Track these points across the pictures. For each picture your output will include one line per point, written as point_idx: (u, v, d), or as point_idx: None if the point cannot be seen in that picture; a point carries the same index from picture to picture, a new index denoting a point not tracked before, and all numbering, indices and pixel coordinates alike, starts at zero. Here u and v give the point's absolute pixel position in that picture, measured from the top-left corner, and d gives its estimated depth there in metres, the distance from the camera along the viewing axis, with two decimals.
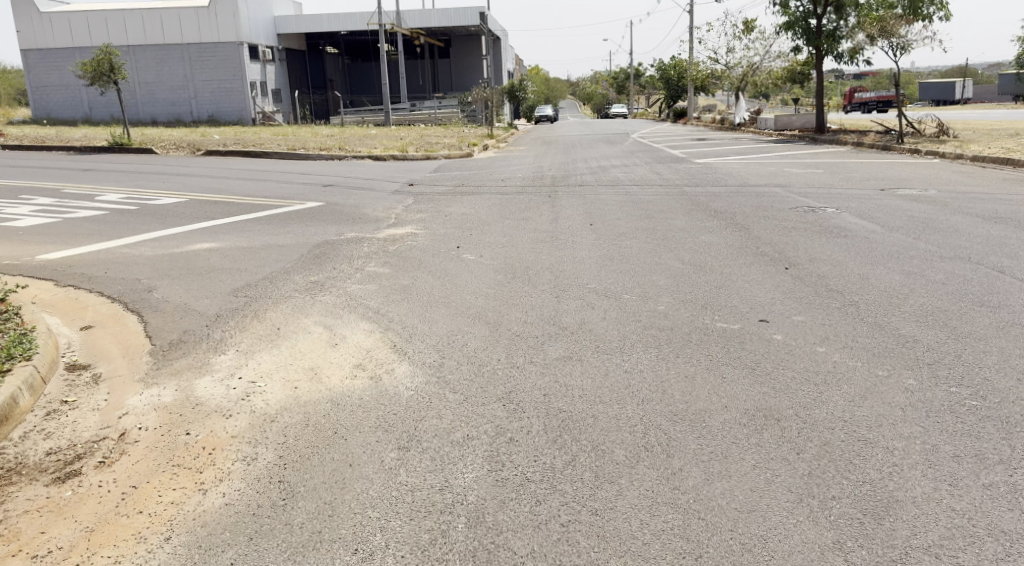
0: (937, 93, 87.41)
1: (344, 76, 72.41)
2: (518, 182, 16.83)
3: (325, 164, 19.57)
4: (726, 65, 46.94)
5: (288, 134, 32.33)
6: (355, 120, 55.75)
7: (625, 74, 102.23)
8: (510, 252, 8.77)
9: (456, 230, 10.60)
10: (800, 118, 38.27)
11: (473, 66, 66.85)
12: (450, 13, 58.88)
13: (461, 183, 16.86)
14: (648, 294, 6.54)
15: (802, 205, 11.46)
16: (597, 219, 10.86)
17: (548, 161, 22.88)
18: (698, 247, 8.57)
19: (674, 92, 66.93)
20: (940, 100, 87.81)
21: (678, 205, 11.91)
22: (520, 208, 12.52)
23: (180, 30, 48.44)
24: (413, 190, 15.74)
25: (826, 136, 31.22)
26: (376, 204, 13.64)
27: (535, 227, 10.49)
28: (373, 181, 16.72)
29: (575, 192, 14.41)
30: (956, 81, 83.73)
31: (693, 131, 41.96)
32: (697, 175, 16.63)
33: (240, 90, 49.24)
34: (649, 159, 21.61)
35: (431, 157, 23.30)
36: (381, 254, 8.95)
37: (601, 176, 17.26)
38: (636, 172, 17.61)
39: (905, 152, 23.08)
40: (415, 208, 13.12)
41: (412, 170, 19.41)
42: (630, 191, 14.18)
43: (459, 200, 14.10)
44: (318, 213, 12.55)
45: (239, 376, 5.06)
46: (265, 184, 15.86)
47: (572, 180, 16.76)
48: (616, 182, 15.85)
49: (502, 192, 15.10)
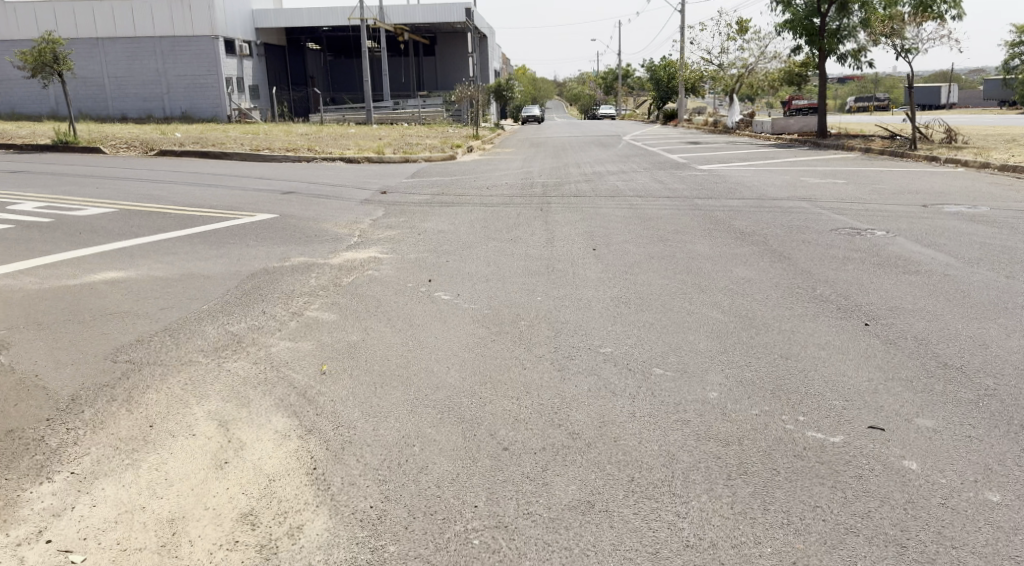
0: (925, 98, 86.83)
1: (325, 73, 70.29)
2: (505, 190, 14.96)
3: (291, 167, 17.62)
4: (720, 65, 45.24)
5: (259, 133, 30.22)
6: (335, 119, 53.68)
7: (613, 75, 100.74)
8: (496, 290, 6.88)
9: (428, 254, 8.67)
10: (798, 122, 36.64)
11: (458, 63, 64.87)
12: (435, 10, 56.83)
13: (440, 192, 14.97)
14: (687, 367, 4.65)
15: (842, 225, 9.66)
16: (602, 242, 9.01)
17: (537, 165, 21.02)
18: (735, 285, 6.71)
19: (664, 93, 65.34)
20: (927, 105, 87.17)
21: (694, 224, 10.07)
22: (509, 225, 10.65)
23: (152, 24, 46.26)
24: (386, 199, 13.83)
25: (830, 141, 29.57)
26: (340, 216, 11.72)
27: (526, 252, 8.62)
28: (340, 188, 14.79)
29: (571, 205, 12.55)
30: (944, 86, 83.08)
31: (685, 134, 40.25)
32: (706, 185, 14.82)
33: (215, 86, 47.11)
34: (648, 165, 19.77)
35: (410, 159, 21.37)
36: (330, 290, 7.02)
37: (598, 185, 15.43)
38: (637, 181, 15.78)
39: (922, 159, 21.41)
40: (386, 222, 11.24)
41: (386, 175, 17.50)
42: (634, 204, 12.34)
43: (437, 213, 12.20)
44: (269, 228, 10.65)
45: (49, 540, 3.13)
46: (216, 191, 13.89)
47: (567, 189, 14.89)
48: (616, 192, 14.01)
49: (487, 203, 13.23)
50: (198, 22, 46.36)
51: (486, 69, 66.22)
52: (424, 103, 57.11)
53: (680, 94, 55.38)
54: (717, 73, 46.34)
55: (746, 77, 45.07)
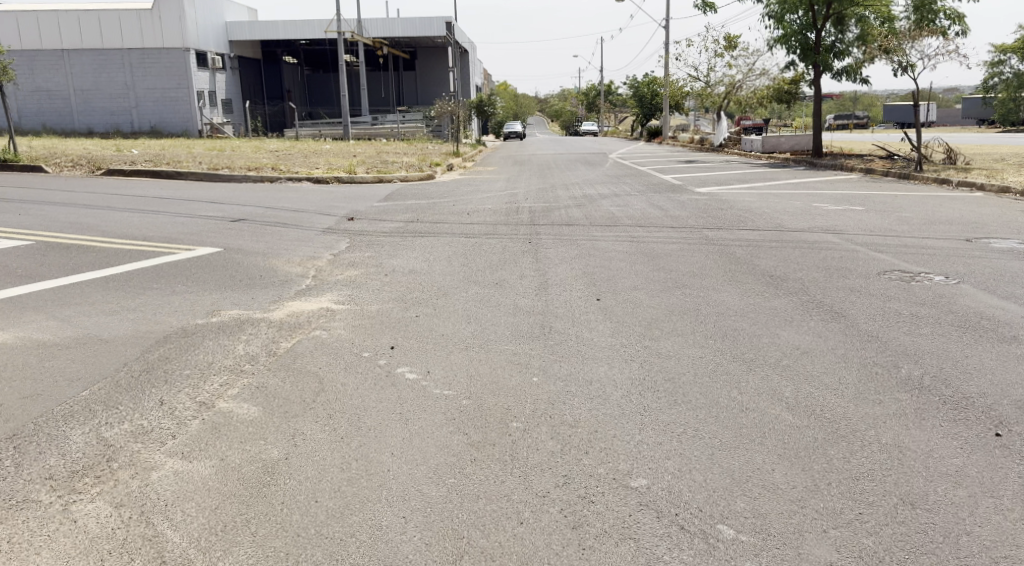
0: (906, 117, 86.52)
1: (302, 87, 68.69)
2: (488, 217, 13.41)
3: (251, 190, 15.98)
4: (707, 82, 43.95)
5: (225, 150, 28.51)
6: (311, 134, 52.02)
7: (596, 92, 99.76)
8: (481, 362, 5.27)
9: (393, 304, 7.06)
10: (789, 140, 35.45)
11: (438, 79, 63.41)
12: (415, 23, 55.38)
13: (416, 218, 13.40)
14: (767, 526, 3.11)
15: (888, 266, 8.20)
16: (606, 289, 7.44)
17: (522, 186, 19.51)
18: (790, 359, 5.13)
19: (648, 110, 64.25)
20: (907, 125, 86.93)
21: (712, 263, 8.58)
22: (495, 262, 9.06)
23: (121, 35, 44.47)
24: (352, 227, 12.21)
25: (826, 160, 28.32)
26: (297, 250, 10.12)
27: (514, 302, 7.03)
28: (303, 214, 13.20)
29: (563, 235, 10.99)
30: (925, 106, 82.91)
31: (673, 152, 38.96)
32: (711, 211, 13.32)
33: (186, 100, 45.36)
34: (641, 188, 18.24)
35: (384, 179, 19.76)
36: (261, 363, 5.40)
37: (591, 210, 13.93)
38: (633, 206, 14.30)
39: (930, 182, 20.14)
40: (352, 257, 9.63)
41: (357, 198, 15.89)
42: (634, 236, 10.81)
43: (410, 245, 10.62)
44: (210, 266, 9.03)
45: None
46: (158, 217, 12.23)
47: (559, 215, 13.36)
48: (613, 220, 12.46)
49: (470, 233, 11.67)
50: (169, 32, 44.65)
51: (467, 84, 64.85)
52: (403, 119, 55.58)
53: (664, 111, 54.12)
54: (704, 90, 45.03)
55: (733, 94, 43.79)
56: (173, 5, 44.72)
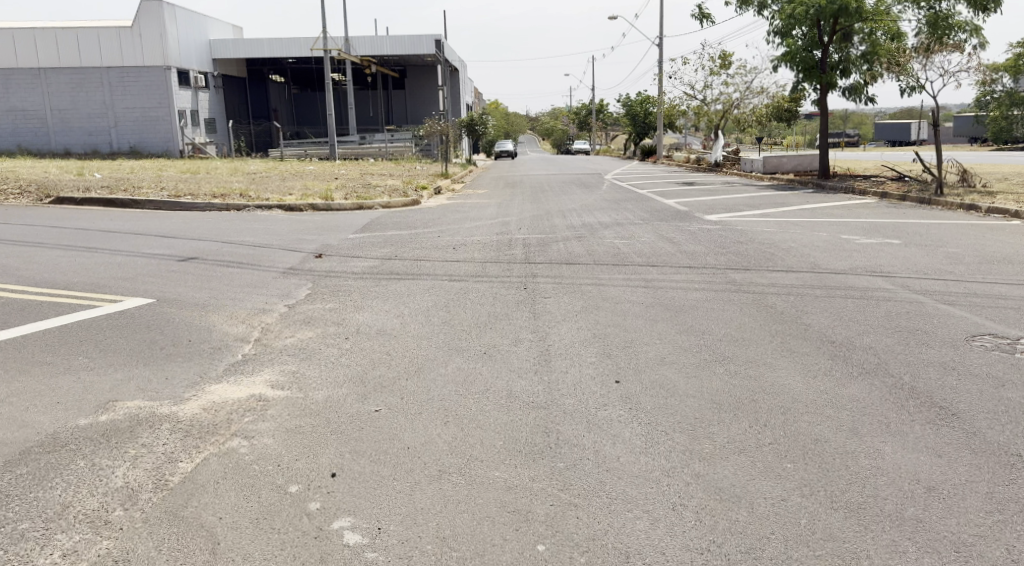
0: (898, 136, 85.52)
1: (288, 106, 67.16)
2: (478, 252, 11.77)
3: (212, 222, 14.31)
4: (703, 100, 42.42)
5: (196, 173, 26.79)
6: (297, 154, 50.43)
7: (588, 110, 98.10)
8: (460, 506, 3.61)
9: (350, 389, 5.36)
10: (792, 159, 34.01)
11: (427, 97, 61.89)
12: (403, 40, 53.86)
13: (396, 254, 11.74)
14: None
15: (974, 327, 6.58)
16: (626, 362, 5.76)
17: (514, 213, 17.84)
18: (915, 509, 3.50)
19: (641, 128, 62.85)
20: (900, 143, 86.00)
21: (753, 321, 6.94)
22: (484, 318, 7.39)
23: (99, 53, 42.84)
24: (319, 267, 10.55)
25: (834, 182, 26.81)
26: (247, 300, 8.45)
27: (510, 384, 5.36)
28: (264, 251, 11.52)
29: (564, 277, 9.34)
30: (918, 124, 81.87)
31: (670, 173, 37.46)
32: (730, 245, 11.70)
33: (167, 119, 43.72)
34: (644, 215, 16.60)
35: (364, 205, 18.10)
36: (139, 509, 3.72)
37: (594, 243, 12.29)
38: (641, 239, 12.67)
39: (956, 206, 18.61)
40: (313, 310, 7.95)
41: (331, 229, 14.21)
42: (649, 278, 9.17)
43: (383, 290, 8.96)
44: (133, 325, 7.34)
45: None
46: (93, 257, 10.54)
47: (558, 250, 11.72)
48: (622, 257, 10.82)
49: (456, 274, 10.00)
50: (149, 51, 43.06)
51: (457, 103, 63.40)
52: (392, 138, 54.08)
53: (658, 129, 52.69)
54: (700, 108, 43.35)
55: (731, 113, 42.17)
56: (153, 22, 43.16)
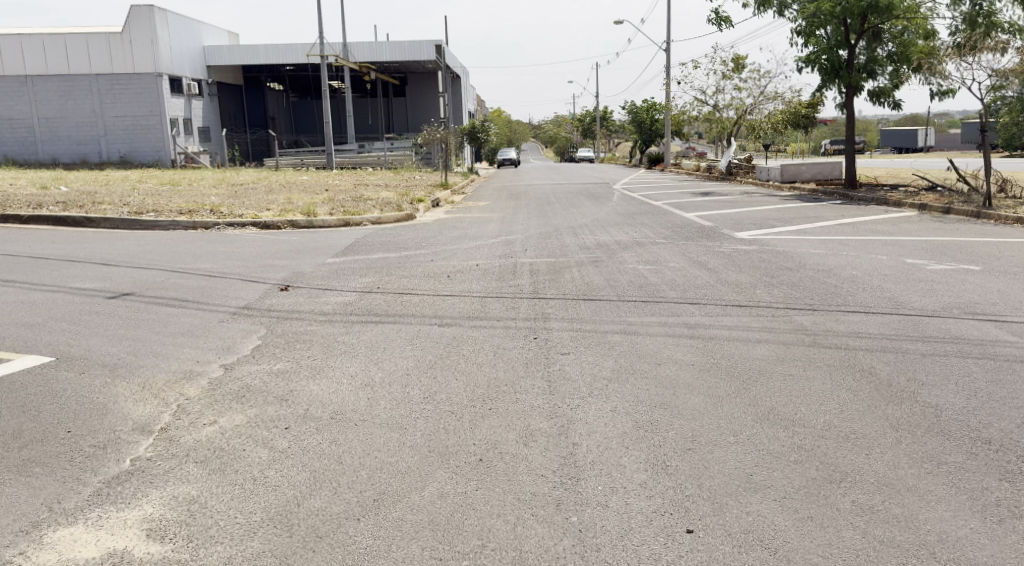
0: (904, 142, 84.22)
1: (286, 114, 65.51)
2: (476, 283, 9.83)
3: (172, 245, 12.42)
4: (715, 106, 40.43)
5: (176, 185, 24.92)
6: (293, 163, 48.64)
7: (590, 118, 95.96)
8: None
9: (266, 542, 3.43)
10: (811, 168, 32.08)
11: (428, 104, 60.08)
12: (403, 46, 51.97)
13: (378, 285, 9.79)
14: None
15: None
16: (692, 484, 3.83)
17: (517, 230, 15.94)
18: None
19: (648, 136, 60.93)
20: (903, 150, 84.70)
21: (853, 400, 4.99)
22: (480, 388, 5.42)
23: (87, 59, 41.06)
24: (281, 305, 8.66)
25: (863, 192, 24.86)
26: (179, 358, 6.56)
27: (518, 532, 3.43)
28: (222, 283, 9.64)
29: (584, 321, 7.40)
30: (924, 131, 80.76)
31: (681, 182, 35.58)
32: (779, 274, 9.75)
33: (158, 128, 41.93)
34: (665, 233, 14.65)
35: (351, 221, 16.17)
36: None
37: (616, 270, 10.33)
38: (671, 265, 10.72)
39: (1011, 220, 16.64)
40: (254, 376, 5.99)
41: (307, 252, 12.28)
42: (693, 322, 7.22)
43: (354, 340, 7.00)
44: (4, 402, 5.40)
45: None
46: (7, 294, 8.64)
47: (573, 279, 9.79)
48: (651, 289, 8.87)
49: (448, 313, 8.05)
50: (139, 57, 41.25)
51: (458, 110, 61.60)
52: (391, 147, 52.26)
53: (666, 137, 50.75)
54: (711, 114, 41.33)
55: (744, 119, 40.17)
56: (144, 27, 41.37)
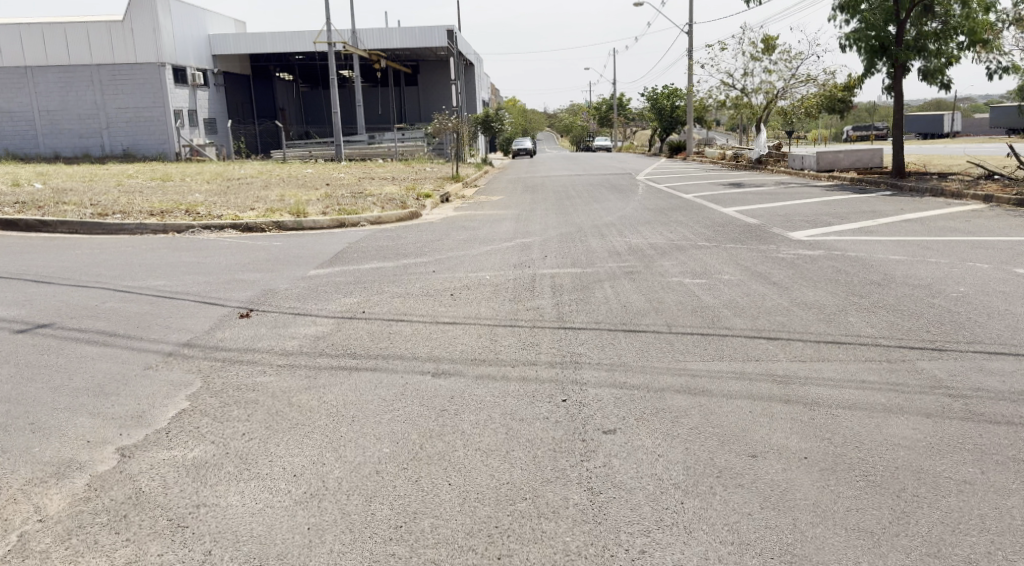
0: (927, 127, 81.92)
1: (296, 104, 63.75)
2: (486, 305, 7.89)
3: (130, 255, 10.58)
4: (744, 90, 38.19)
5: (166, 181, 23.04)
6: (301, 155, 46.82)
7: (607, 105, 93.28)
8: None
9: None
10: (850, 155, 29.90)
11: (441, 93, 58.09)
12: (414, 32, 49.96)
13: (364, 308, 7.91)
14: None
15: None
16: None
17: (535, 230, 14.00)
18: None
19: (669, 124, 58.62)
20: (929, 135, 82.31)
21: None
22: (483, 508, 3.54)
23: (89, 49, 39.27)
24: (238, 339, 6.78)
25: (912, 182, 22.70)
26: (69, 435, 4.68)
27: None
28: (171, 309, 7.77)
29: (627, 369, 5.48)
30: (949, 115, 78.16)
31: (709, 172, 33.49)
32: (866, 291, 7.77)
33: (162, 120, 40.21)
34: (707, 234, 12.65)
35: (346, 221, 14.26)
36: None
37: (659, 286, 8.37)
38: (726, 277, 8.76)
39: None
40: (154, 476, 4.10)
41: (287, 261, 10.39)
42: (778, 372, 5.30)
43: (316, 400, 5.11)
44: None
45: None
46: None
47: (606, 298, 7.85)
48: (710, 315, 6.92)
49: (447, 352, 6.15)
50: (142, 46, 39.46)
51: (471, 99, 59.63)
52: (402, 138, 50.38)
53: (689, 124, 48.55)
54: (739, 99, 39.12)
55: (774, 105, 37.92)
56: (146, 15, 39.52)
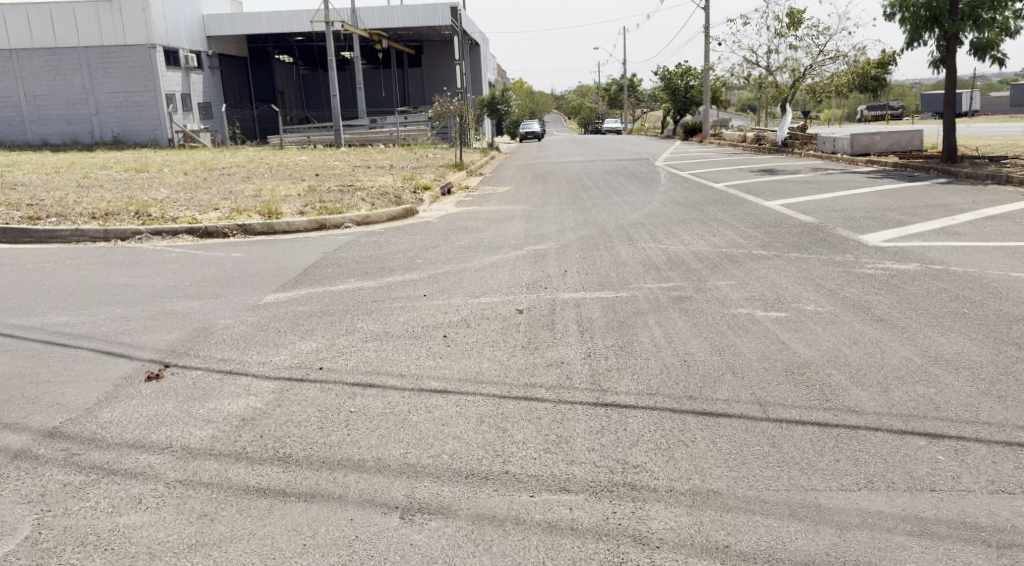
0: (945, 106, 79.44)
1: (295, 88, 61.46)
2: (493, 356, 5.77)
3: (48, 273, 8.43)
4: (768, 68, 35.78)
5: (139, 172, 20.83)
6: (299, 141, 44.62)
7: (617, 86, 90.77)
8: None
9: None
10: (886, 138, 27.63)
11: (446, 74, 55.71)
12: (417, 11, 47.54)
13: (327, 360, 5.78)
14: None
15: None
16: None
17: (550, 232, 11.86)
18: None
19: (683, 106, 56.15)
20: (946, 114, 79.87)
21: None
22: None
23: (76, 30, 36.93)
24: (133, 420, 4.68)
25: (966, 169, 20.46)
26: None
27: None
28: (61, 364, 5.65)
29: (724, 513, 3.36)
30: (965, 94, 75.82)
31: (732, 157, 31.23)
32: (1018, 337, 5.63)
33: (152, 105, 37.99)
34: (760, 239, 10.50)
35: (327, 223, 12.05)
36: None
37: (726, 326, 6.24)
38: (813, 311, 6.62)
39: None
40: None
41: (241, 282, 8.26)
42: (982, 524, 3.20)
43: None
44: None
45: None
46: None
47: (659, 348, 5.73)
48: (819, 387, 4.78)
49: (434, 455, 4.03)
50: (130, 27, 37.09)
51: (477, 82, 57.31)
52: (405, 122, 48.12)
53: (706, 105, 46.14)
54: (762, 78, 36.72)
55: (800, 84, 35.48)
56: None
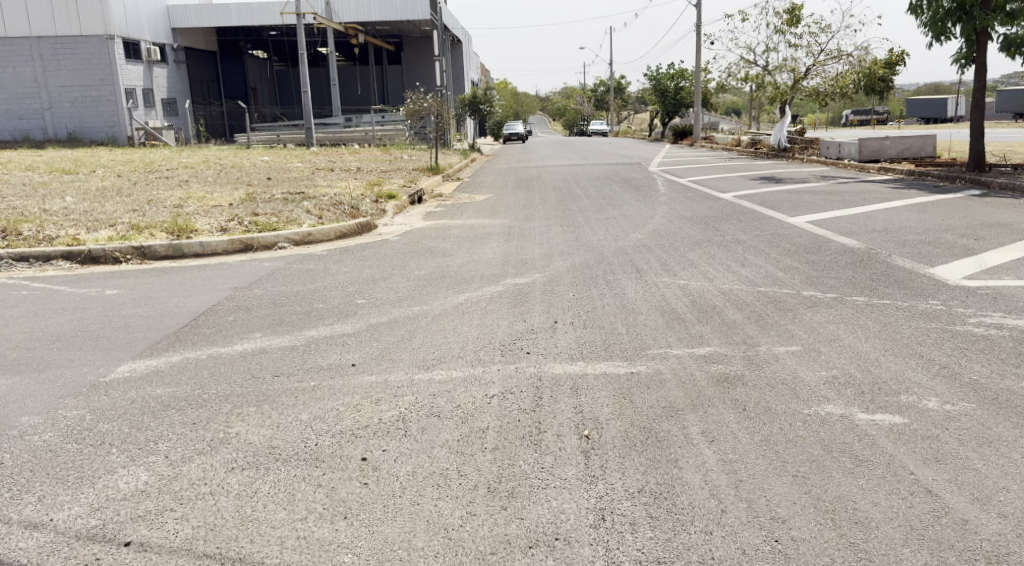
0: (931, 112, 77.66)
1: (268, 83, 58.71)
2: (433, 514, 3.36)
3: None
4: (766, 68, 33.50)
5: (65, 174, 18.25)
6: (268, 139, 41.87)
7: (602, 87, 88.41)
8: None
9: None
10: (897, 143, 25.41)
11: (425, 72, 53.14)
12: (395, 4, 44.91)
13: (142, 527, 3.34)
14: None
15: None
16: None
17: (534, 257, 9.46)
18: None
19: (671, 108, 53.85)
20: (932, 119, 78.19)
21: None
22: None
23: (27, 15, 33.58)
24: None
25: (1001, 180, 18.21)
26: None
27: None
28: None
29: None
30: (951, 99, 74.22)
31: (731, 162, 28.94)
32: None
33: (109, 100, 35.11)
34: (804, 273, 8.16)
35: (252, 242, 9.49)
36: None
37: (820, 448, 3.85)
38: (946, 416, 4.23)
39: None
40: None
41: (89, 345, 5.76)
42: None
43: None
44: None
45: None
46: None
47: (722, 509, 3.36)
48: None
49: None
50: (87, 15, 34.03)
51: (458, 80, 54.77)
52: (381, 122, 45.59)
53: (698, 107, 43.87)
54: (760, 78, 34.44)
55: (800, 85, 33.19)
56: None
